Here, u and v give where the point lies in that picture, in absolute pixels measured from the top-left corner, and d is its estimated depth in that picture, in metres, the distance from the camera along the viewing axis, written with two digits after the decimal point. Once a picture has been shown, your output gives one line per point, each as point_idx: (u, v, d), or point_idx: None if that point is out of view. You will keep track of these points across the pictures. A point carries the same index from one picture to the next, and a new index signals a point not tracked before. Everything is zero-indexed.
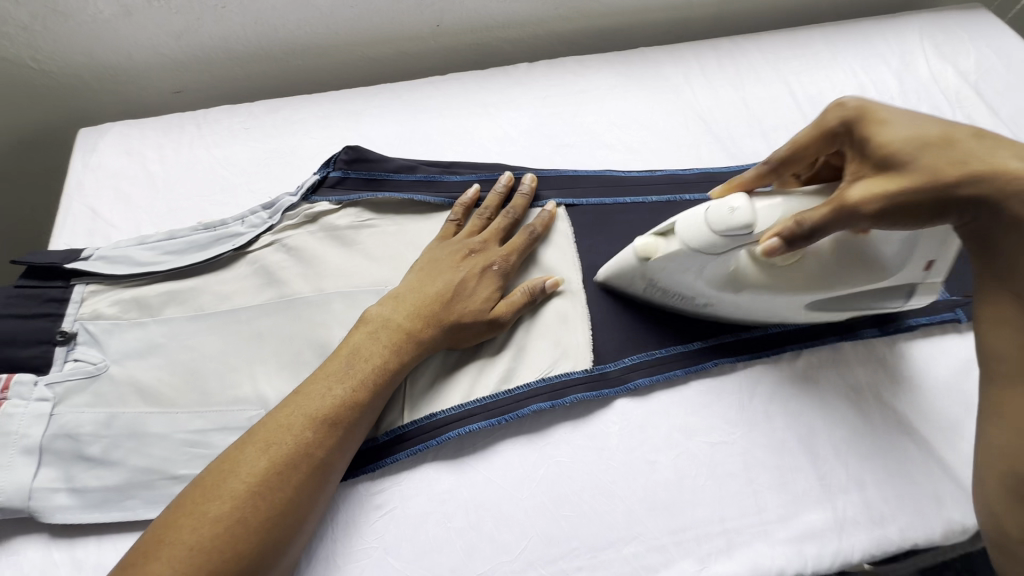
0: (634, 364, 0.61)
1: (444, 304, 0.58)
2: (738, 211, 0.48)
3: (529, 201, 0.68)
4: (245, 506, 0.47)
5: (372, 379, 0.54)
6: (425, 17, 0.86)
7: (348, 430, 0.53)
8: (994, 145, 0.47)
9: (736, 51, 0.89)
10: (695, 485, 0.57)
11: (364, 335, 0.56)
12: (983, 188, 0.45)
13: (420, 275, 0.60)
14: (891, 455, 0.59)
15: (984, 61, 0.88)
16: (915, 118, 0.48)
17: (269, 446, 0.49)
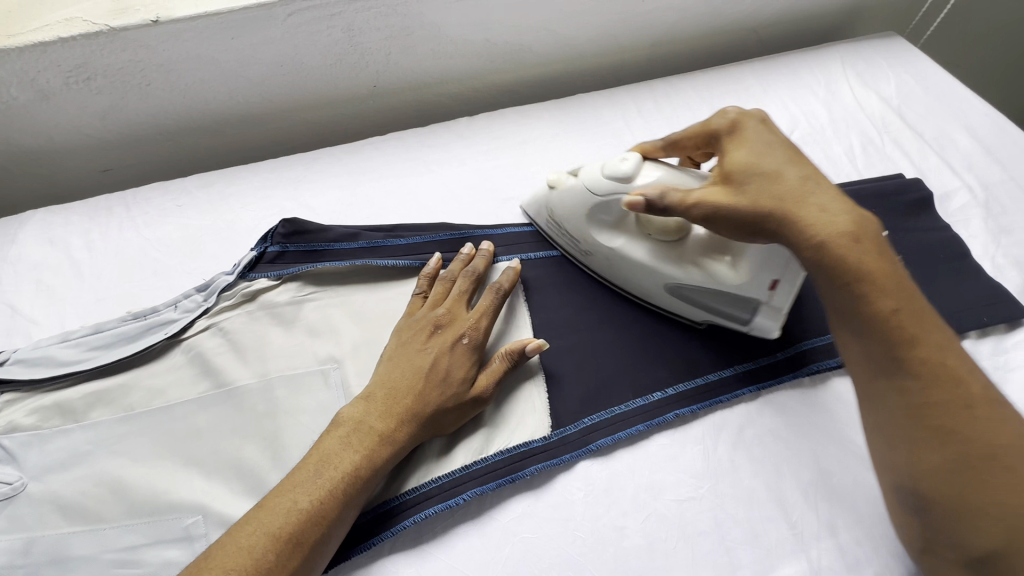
0: (593, 425, 0.60)
1: (421, 398, 0.55)
2: (626, 160, 0.59)
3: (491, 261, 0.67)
4: None
5: (343, 489, 0.50)
6: (361, 79, 0.85)
7: (318, 547, 0.48)
8: (825, 197, 0.51)
9: (672, 92, 0.91)
10: (667, 549, 0.55)
11: (337, 440, 0.53)
12: (802, 227, 0.50)
13: (392, 365, 0.57)
14: (859, 494, 0.58)
15: (903, 87, 0.93)
16: (767, 148, 0.55)
17: (224, 573, 0.45)
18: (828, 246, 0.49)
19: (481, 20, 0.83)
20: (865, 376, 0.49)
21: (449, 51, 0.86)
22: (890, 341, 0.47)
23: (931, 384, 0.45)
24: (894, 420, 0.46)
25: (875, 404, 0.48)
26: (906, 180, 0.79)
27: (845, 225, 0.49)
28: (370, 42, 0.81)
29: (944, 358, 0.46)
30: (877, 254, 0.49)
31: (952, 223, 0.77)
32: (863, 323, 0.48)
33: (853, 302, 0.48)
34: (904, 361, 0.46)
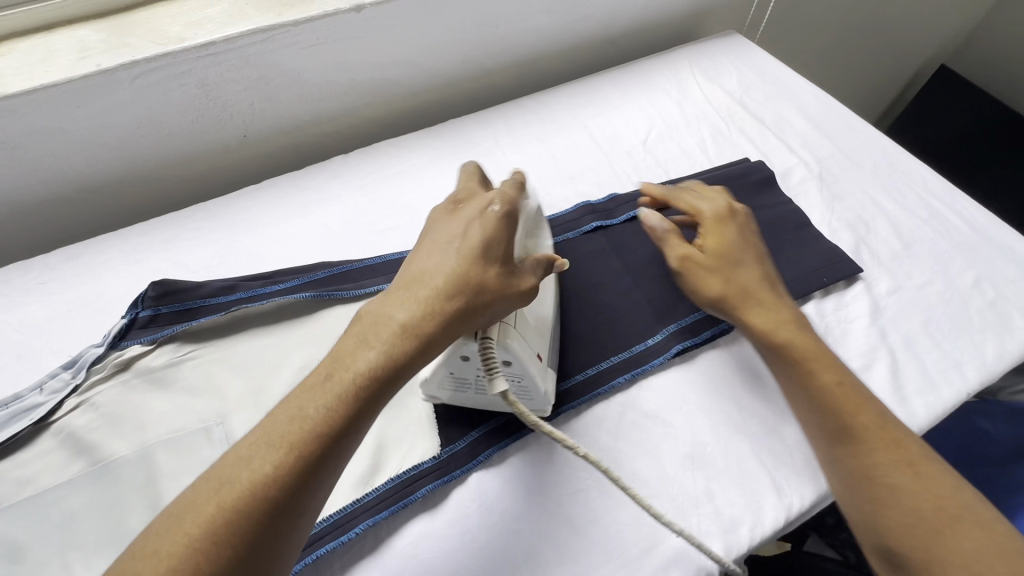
0: (480, 436, 0.62)
1: (440, 288, 0.50)
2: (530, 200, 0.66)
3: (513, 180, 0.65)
4: (182, 566, 0.38)
5: (357, 390, 0.45)
6: (228, 130, 0.86)
7: (325, 460, 0.43)
8: (768, 299, 0.65)
9: (538, 108, 0.97)
10: (559, 543, 0.57)
11: (352, 341, 0.48)
12: (747, 306, 0.65)
13: (420, 259, 0.53)
14: (730, 458, 0.62)
15: (744, 79, 1.02)
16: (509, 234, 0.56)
17: (219, 487, 0.41)
18: (773, 330, 0.63)
19: (340, 61, 0.85)
20: (880, 424, 0.54)
21: (315, 94, 0.88)
22: (829, 390, 0.57)
23: (891, 435, 0.53)
24: (847, 471, 0.53)
25: (833, 452, 0.55)
26: (750, 164, 0.87)
27: (781, 319, 0.64)
28: (230, 94, 0.81)
29: (861, 412, 0.55)
30: (794, 331, 0.63)
31: (794, 197, 0.85)
32: (801, 376, 0.59)
33: (802, 361, 0.60)
34: (840, 416, 0.55)
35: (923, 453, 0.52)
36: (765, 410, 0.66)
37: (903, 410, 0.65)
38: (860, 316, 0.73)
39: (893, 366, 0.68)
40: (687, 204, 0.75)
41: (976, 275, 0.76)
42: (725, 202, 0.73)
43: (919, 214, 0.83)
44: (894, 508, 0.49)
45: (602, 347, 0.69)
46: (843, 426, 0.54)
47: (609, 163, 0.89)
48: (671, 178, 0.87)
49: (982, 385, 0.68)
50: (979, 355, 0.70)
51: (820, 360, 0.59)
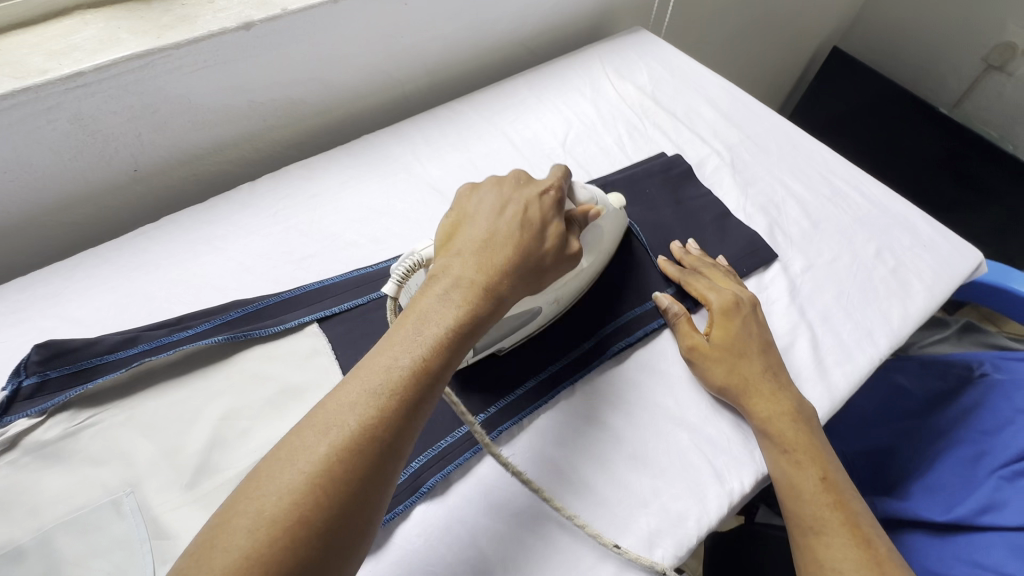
0: (420, 467, 0.60)
1: (516, 250, 0.54)
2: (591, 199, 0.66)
3: (569, 185, 0.65)
4: (306, 501, 0.38)
5: (447, 343, 0.47)
6: (115, 165, 0.78)
7: (421, 410, 0.45)
8: (772, 384, 0.65)
9: (454, 116, 0.95)
10: (513, 564, 0.56)
11: (434, 298, 0.49)
12: (741, 404, 0.64)
13: (481, 227, 0.56)
14: (673, 453, 0.63)
15: (654, 74, 1.04)
16: (493, 221, 0.56)
17: (329, 429, 0.41)
18: (772, 418, 0.62)
19: (236, 83, 0.80)
20: (844, 516, 0.57)
21: (211, 119, 0.82)
22: (822, 484, 0.59)
23: (867, 533, 0.56)
24: (843, 562, 0.54)
25: (825, 546, 0.55)
26: (667, 158, 0.89)
27: (780, 403, 0.63)
28: (112, 126, 0.74)
29: (844, 504, 0.58)
30: (793, 421, 0.62)
31: (710, 186, 0.88)
32: (799, 466, 0.60)
33: (800, 443, 0.61)
34: (835, 509, 0.57)
35: (888, 552, 0.55)
36: (701, 400, 0.67)
37: (825, 383, 0.69)
38: (780, 295, 0.76)
39: (813, 341, 0.72)
40: (696, 291, 0.73)
41: (878, 246, 0.81)
42: (732, 294, 0.71)
43: (823, 193, 0.87)
44: None
45: (541, 357, 0.69)
46: (820, 522, 0.57)
47: (532, 168, 0.89)
48: (593, 178, 0.88)
49: (892, 350, 0.72)
50: (887, 321, 0.74)
51: (813, 446, 0.61)
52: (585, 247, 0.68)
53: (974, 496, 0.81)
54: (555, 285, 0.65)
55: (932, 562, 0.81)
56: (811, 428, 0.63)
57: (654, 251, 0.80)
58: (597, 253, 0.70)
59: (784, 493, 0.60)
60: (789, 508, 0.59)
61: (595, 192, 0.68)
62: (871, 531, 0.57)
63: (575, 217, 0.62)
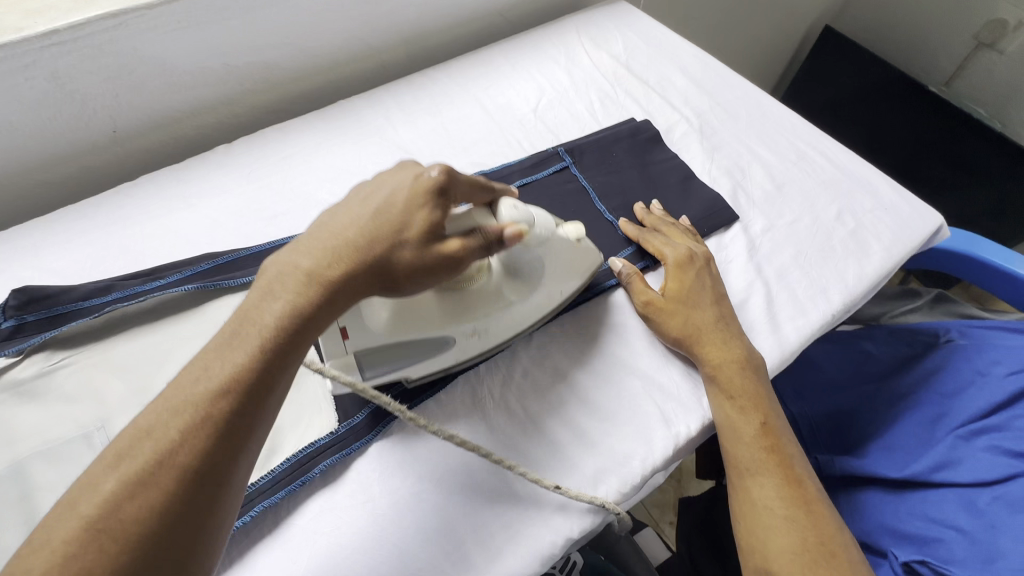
0: (378, 408, 0.62)
1: (359, 239, 0.51)
2: (517, 211, 0.59)
3: (470, 186, 0.58)
4: (89, 541, 0.36)
5: (272, 337, 0.46)
6: (93, 126, 0.81)
7: (239, 414, 0.43)
8: (723, 334, 0.66)
9: (428, 82, 0.97)
10: (463, 497, 0.59)
11: (257, 299, 0.48)
12: (693, 350, 0.66)
13: (330, 216, 0.54)
14: (623, 399, 0.65)
15: (629, 43, 1.05)
16: (344, 213, 0.53)
17: (122, 458, 0.40)
18: (720, 366, 0.64)
19: (210, 46, 0.81)
20: (778, 459, 0.59)
21: (187, 82, 0.84)
22: (762, 429, 0.61)
23: (799, 475, 0.59)
24: (770, 500, 0.57)
25: (756, 486, 0.58)
26: (635, 123, 0.90)
27: (730, 352, 0.65)
28: (89, 87, 0.76)
29: (780, 448, 0.60)
30: (741, 369, 0.64)
31: (678, 151, 0.89)
32: (741, 411, 0.62)
33: (746, 388, 0.63)
34: (771, 452, 0.60)
35: (815, 493, 0.58)
36: (654, 352, 0.69)
37: (776, 336, 0.71)
38: (738, 254, 0.78)
39: (768, 298, 0.74)
40: (652, 249, 0.74)
41: (839, 209, 0.83)
42: (687, 249, 0.73)
43: (789, 158, 0.89)
44: (802, 541, 0.54)
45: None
46: (755, 464, 0.59)
47: (502, 133, 0.90)
48: (561, 143, 0.89)
49: (845, 307, 0.74)
50: (842, 279, 0.76)
51: (759, 393, 0.63)
52: (507, 272, 0.63)
53: (930, 454, 0.84)
54: (461, 309, 0.62)
55: (887, 518, 0.83)
56: (758, 376, 0.64)
57: (618, 211, 0.81)
58: (529, 288, 0.65)
59: (725, 437, 0.62)
60: (727, 450, 0.62)
61: (529, 210, 0.60)
62: (803, 473, 0.59)
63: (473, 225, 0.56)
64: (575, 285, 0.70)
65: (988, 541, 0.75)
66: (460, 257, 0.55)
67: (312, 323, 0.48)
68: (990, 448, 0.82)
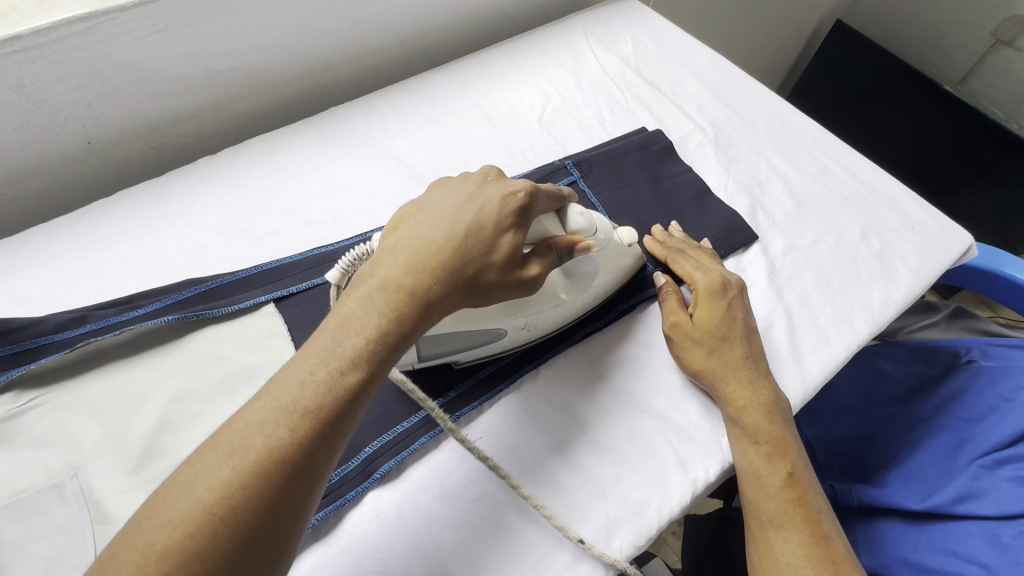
0: (373, 452, 0.58)
1: (454, 256, 0.48)
2: (582, 216, 0.60)
3: (555, 200, 0.57)
4: (204, 524, 0.36)
5: (367, 356, 0.43)
6: (66, 137, 0.75)
7: (337, 425, 0.41)
8: (750, 372, 0.62)
9: (426, 87, 0.91)
10: (466, 552, 0.55)
11: (357, 305, 0.45)
12: (716, 388, 0.62)
13: (425, 222, 0.51)
14: (637, 440, 0.61)
15: (639, 45, 0.99)
16: (437, 221, 0.50)
17: (233, 450, 0.38)
18: (746, 408, 0.60)
19: (190, 51, 0.75)
20: (804, 513, 0.55)
21: (167, 88, 0.78)
22: (788, 479, 0.57)
23: (827, 532, 0.55)
24: (796, 560, 0.53)
25: (780, 542, 0.54)
26: (647, 133, 0.85)
27: (756, 392, 0.61)
28: (58, 96, 0.70)
29: (808, 500, 0.56)
30: (768, 412, 0.59)
31: (692, 164, 0.84)
32: (766, 458, 0.58)
33: (772, 433, 0.59)
34: (797, 506, 0.55)
35: (844, 552, 0.54)
36: (669, 385, 0.65)
37: (799, 369, 0.67)
38: (757, 278, 0.73)
39: (790, 326, 0.69)
40: (681, 272, 0.69)
41: (863, 228, 0.78)
42: (719, 275, 0.67)
43: (810, 171, 0.84)
44: None
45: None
46: (778, 516, 0.55)
47: (505, 143, 0.85)
48: (569, 154, 0.84)
49: (871, 336, 0.70)
50: (868, 306, 0.72)
51: (784, 438, 0.59)
52: (567, 276, 0.61)
53: (952, 484, 0.80)
54: (525, 309, 0.59)
55: (907, 551, 0.80)
56: (784, 420, 0.60)
57: None
58: (585, 287, 0.63)
59: (748, 484, 0.58)
60: (749, 499, 0.58)
61: (593, 218, 0.61)
62: (830, 529, 0.55)
63: (553, 242, 0.55)
64: (616, 281, 0.69)
65: None
66: (538, 278, 0.54)
67: (407, 338, 0.46)
68: (1015, 479, 0.78)
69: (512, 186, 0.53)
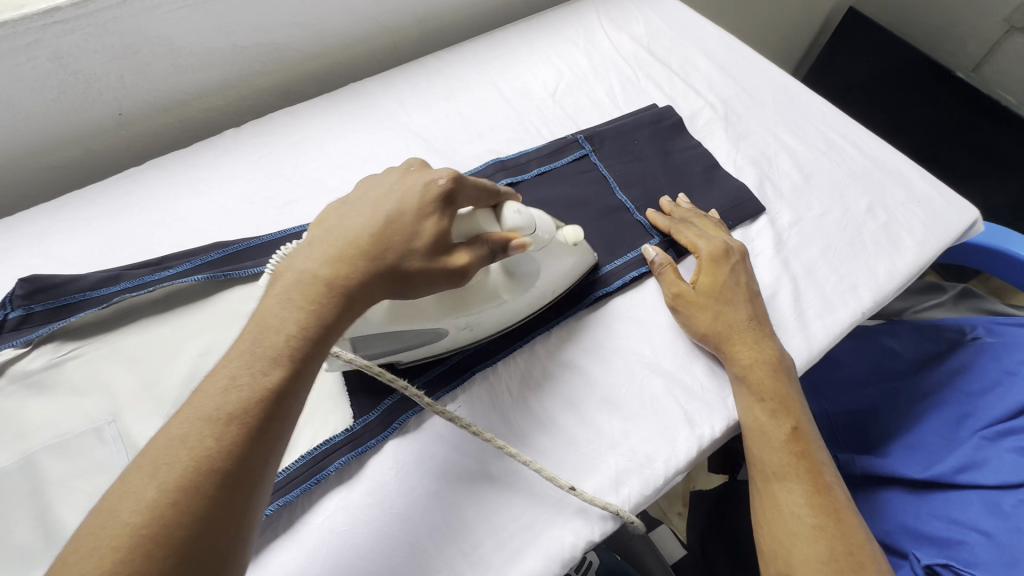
0: (393, 404, 0.61)
1: (374, 249, 0.48)
2: (524, 212, 0.56)
3: (485, 191, 0.55)
4: (132, 554, 0.34)
5: (291, 352, 0.43)
6: (98, 108, 0.78)
7: (268, 427, 0.41)
8: (755, 334, 0.64)
9: (442, 65, 0.93)
10: (480, 497, 0.57)
11: (277, 302, 0.45)
12: (722, 349, 0.64)
13: (349, 218, 0.51)
14: (644, 398, 0.63)
15: (650, 25, 1.01)
16: (360, 215, 0.51)
17: (159, 468, 0.37)
18: (751, 367, 0.62)
19: (217, 25, 0.78)
20: (807, 466, 0.57)
21: (193, 62, 0.81)
22: (791, 434, 0.59)
23: (828, 482, 0.57)
24: (797, 507, 0.55)
25: (783, 492, 0.57)
26: (657, 109, 0.87)
27: (761, 352, 0.63)
28: (92, 67, 0.73)
29: (810, 453, 0.58)
30: (772, 371, 0.62)
31: (701, 139, 0.86)
32: (770, 414, 0.60)
33: (776, 390, 0.61)
34: (800, 458, 0.58)
35: (845, 502, 0.56)
36: (677, 347, 0.67)
37: (804, 334, 0.68)
38: (764, 247, 0.75)
39: (796, 293, 0.71)
40: (685, 240, 0.71)
41: (870, 202, 0.79)
42: (722, 242, 0.70)
43: (818, 147, 0.85)
44: (830, 551, 0.52)
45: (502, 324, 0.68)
46: (781, 469, 0.58)
47: (519, 118, 0.87)
48: (580, 129, 0.86)
49: (875, 305, 0.71)
50: (873, 275, 0.73)
51: (789, 395, 0.61)
52: (507, 273, 0.59)
53: (954, 455, 0.81)
54: (462, 308, 0.58)
55: (909, 518, 0.81)
56: (788, 378, 0.62)
57: (639, 201, 0.78)
58: (524, 287, 0.62)
59: (751, 439, 0.60)
60: (753, 455, 0.60)
61: (532, 214, 0.57)
62: (833, 481, 0.57)
63: (483, 235, 0.54)
64: (569, 279, 0.68)
65: (1012, 544, 0.73)
66: (466, 268, 0.52)
67: (330, 332, 0.45)
68: (1016, 450, 0.80)
69: (432, 176, 0.52)
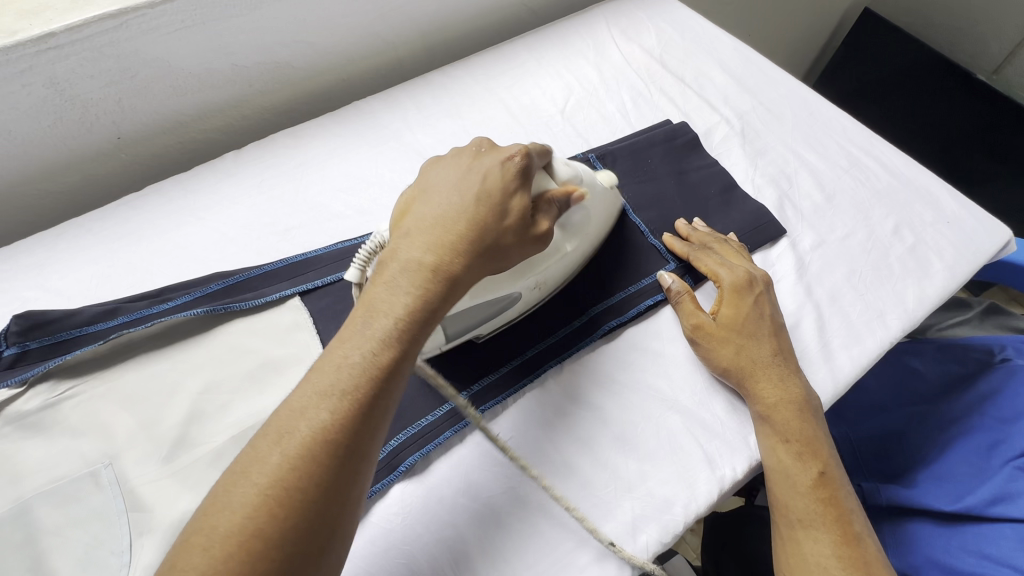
0: (398, 446, 0.58)
1: (471, 230, 0.50)
2: (566, 164, 0.62)
3: (542, 161, 0.58)
4: (261, 511, 0.37)
5: (400, 331, 0.45)
6: (97, 132, 0.76)
7: (380, 398, 0.43)
8: (779, 371, 0.60)
9: (448, 81, 0.90)
10: (490, 547, 0.55)
11: (384, 288, 0.47)
12: (745, 385, 0.61)
13: (434, 202, 0.52)
14: (662, 437, 0.60)
15: (663, 35, 0.97)
16: (445, 198, 0.52)
17: (280, 436, 0.40)
18: (776, 406, 0.59)
19: (217, 46, 0.76)
20: (835, 514, 0.54)
21: (193, 84, 0.79)
22: (818, 479, 0.56)
23: (857, 533, 0.54)
24: (824, 559, 0.52)
25: (809, 541, 0.53)
26: (671, 125, 0.83)
27: (787, 391, 0.59)
28: (90, 91, 0.71)
29: (838, 500, 0.55)
30: (798, 411, 0.59)
31: (717, 157, 0.83)
32: (796, 456, 0.57)
33: (802, 431, 0.58)
34: (828, 505, 0.54)
35: (875, 554, 0.53)
36: (695, 382, 0.64)
37: (829, 366, 0.65)
38: (785, 272, 0.72)
39: (820, 322, 0.68)
40: (705, 268, 0.68)
41: (896, 222, 0.76)
42: (744, 271, 0.66)
43: (840, 164, 0.82)
44: None
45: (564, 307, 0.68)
46: (808, 516, 0.54)
47: (527, 137, 0.84)
48: (591, 147, 0.83)
49: (904, 333, 0.68)
50: (901, 302, 0.70)
51: (816, 437, 0.58)
52: (564, 229, 0.63)
53: (986, 486, 0.78)
54: (535, 267, 0.60)
55: (938, 553, 0.78)
56: (815, 418, 0.59)
57: (654, 223, 0.75)
58: (580, 237, 0.65)
59: (775, 482, 0.57)
60: (776, 499, 0.57)
61: (575, 167, 0.63)
62: (862, 531, 0.54)
63: (552, 195, 0.56)
64: (608, 222, 0.71)
65: None
66: (543, 234, 0.55)
67: (438, 307, 0.47)
68: None
69: (505, 152, 0.54)
